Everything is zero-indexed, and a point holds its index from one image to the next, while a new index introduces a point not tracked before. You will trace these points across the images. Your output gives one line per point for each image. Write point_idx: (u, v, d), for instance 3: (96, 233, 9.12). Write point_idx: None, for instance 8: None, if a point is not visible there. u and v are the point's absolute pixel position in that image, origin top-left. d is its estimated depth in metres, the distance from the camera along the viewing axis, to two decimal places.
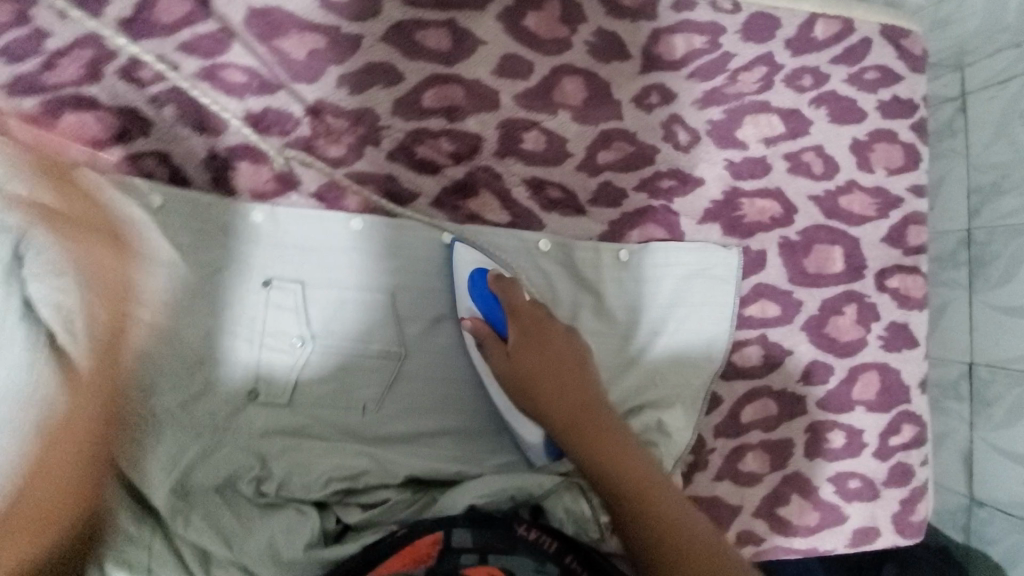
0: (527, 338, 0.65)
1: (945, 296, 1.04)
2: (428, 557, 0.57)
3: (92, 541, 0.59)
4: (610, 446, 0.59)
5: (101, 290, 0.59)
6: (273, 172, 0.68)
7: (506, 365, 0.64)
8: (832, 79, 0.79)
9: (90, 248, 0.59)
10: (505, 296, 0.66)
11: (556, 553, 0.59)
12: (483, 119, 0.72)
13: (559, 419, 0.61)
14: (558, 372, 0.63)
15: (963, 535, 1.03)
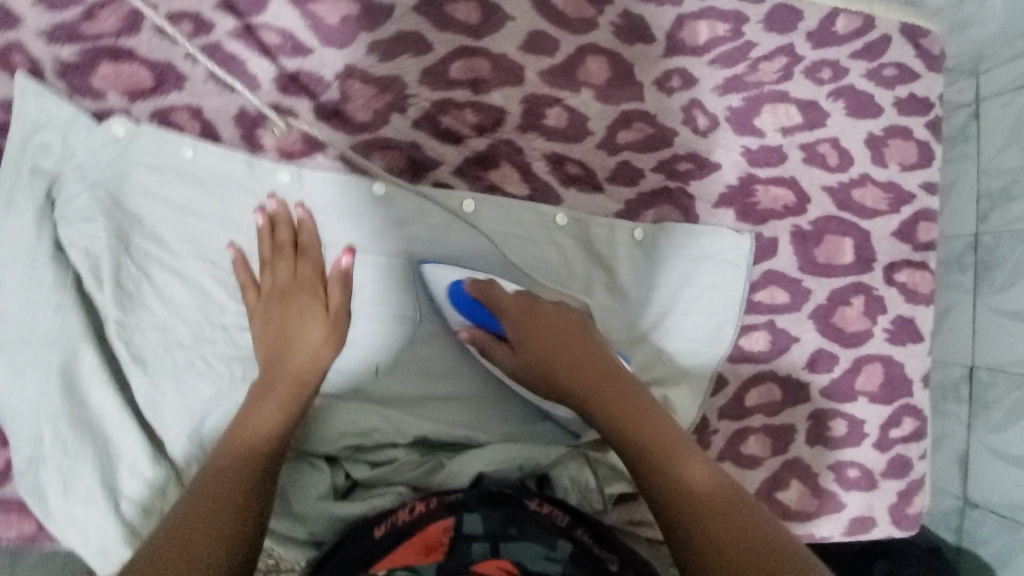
0: (538, 318, 0.65)
1: (951, 300, 1.05)
2: (441, 545, 0.54)
3: (108, 480, 0.61)
4: (635, 408, 0.57)
5: (323, 335, 0.63)
6: (300, 133, 0.69)
7: (518, 350, 0.65)
8: (851, 74, 0.81)
9: (247, 291, 0.65)
10: (487, 297, 0.67)
11: (567, 526, 0.59)
12: (508, 93, 0.73)
13: (581, 385, 0.60)
14: (573, 347, 0.63)
15: (954, 536, 1.03)
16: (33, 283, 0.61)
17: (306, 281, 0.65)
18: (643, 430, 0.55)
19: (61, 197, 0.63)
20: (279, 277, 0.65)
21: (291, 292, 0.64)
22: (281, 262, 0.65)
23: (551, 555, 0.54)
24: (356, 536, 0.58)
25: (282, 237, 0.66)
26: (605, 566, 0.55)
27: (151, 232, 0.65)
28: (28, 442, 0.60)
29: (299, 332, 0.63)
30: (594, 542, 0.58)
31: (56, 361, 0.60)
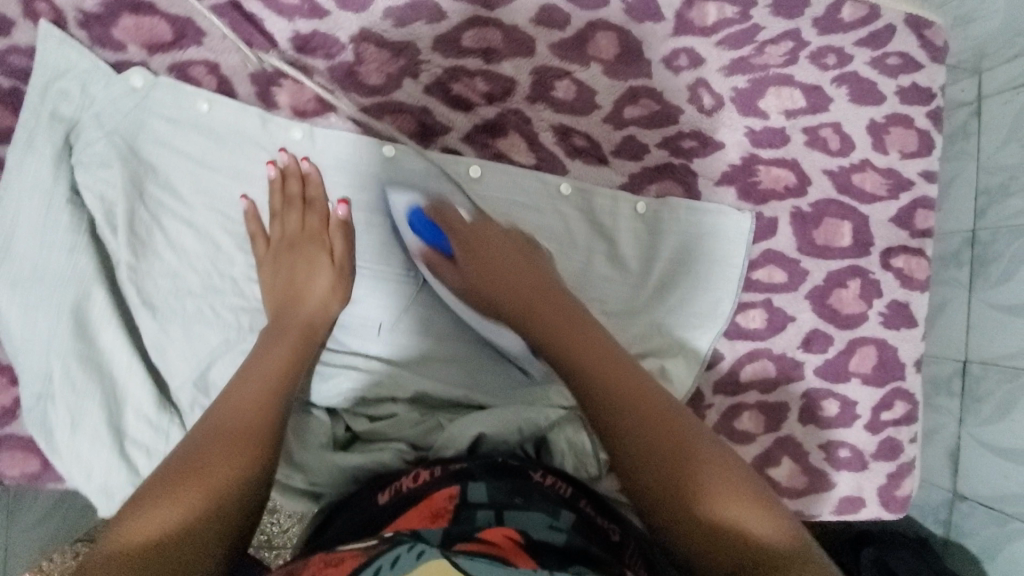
0: (491, 250, 0.67)
1: (945, 296, 1.02)
2: (446, 512, 0.53)
3: (113, 419, 0.62)
4: (618, 371, 0.54)
5: (331, 282, 0.66)
6: (314, 92, 0.71)
7: (467, 275, 0.67)
8: (855, 61, 0.82)
9: (257, 241, 0.67)
10: (441, 219, 0.68)
11: (571, 498, 0.58)
12: (518, 64, 0.75)
13: (558, 343, 0.58)
14: (527, 281, 0.64)
15: (942, 527, 1.03)
16: (48, 224, 0.63)
17: (314, 233, 0.67)
18: (622, 394, 0.52)
19: (79, 143, 0.65)
20: (289, 228, 0.67)
21: (299, 243, 0.67)
22: (291, 214, 0.67)
23: (555, 523, 0.52)
24: (360, 503, 0.58)
25: (292, 189, 0.68)
26: (608, 537, 0.54)
27: (165, 181, 0.67)
28: (38, 378, 0.61)
29: (307, 280, 0.65)
30: (597, 513, 0.58)
31: (67, 301, 0.62)
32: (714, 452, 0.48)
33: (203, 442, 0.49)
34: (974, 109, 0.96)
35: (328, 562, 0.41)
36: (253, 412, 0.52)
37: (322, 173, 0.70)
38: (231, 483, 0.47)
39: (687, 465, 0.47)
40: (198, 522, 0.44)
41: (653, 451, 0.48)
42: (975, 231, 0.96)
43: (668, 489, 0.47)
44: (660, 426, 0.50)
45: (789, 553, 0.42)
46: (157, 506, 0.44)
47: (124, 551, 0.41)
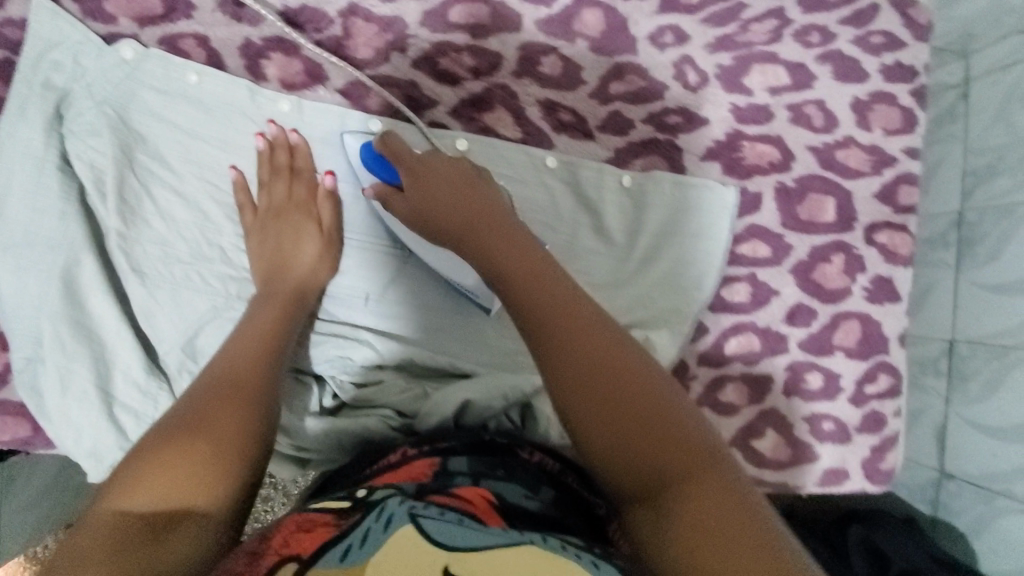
0: (434, 177, 0.64)
1: (931, 277, 0.93)
2: (427, 476, 0.53)
3: (102, 382, 0.63)
4: (556, 294, 0.51)
5: (317, 250, 0.68)
6: (303, 65, 0.72)
7: (410, 204, 0.65)
8: (838, 40, 0.82)
9: (245, 211, 0.68)
10: (388, 151, 0.67)
11: (556, 472, 0.57)
12: (505, 39, 0.75)
13: (499, 267, 0.55)
14: (469, 207, 0.61)
15: (929, 506, 0.95)
16: (40, 190, 0.64)
17: (302, 203, 0.69)
18: (556, 314, 0.49)
19: (70, 114, 0.67)
20: (276, 197, 0.68)
21: (287, 212, 0.68)
22: (277, 184, 0.69)
23: (534, 495, 0.52)
24: (345, 478, 0.57)
25: (280, 161, 0.69)
26: (592, 510, 0.54)
27: (154, 151, 0.68)
28: (29, 341, 0.63)
29: (295, 249, 0.67)
30: (584, 488, 0.57)
31: (58, 266, 0.63)
32: (646, 371, 0.45)
33: (204, 399, 0.50)
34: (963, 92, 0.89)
35: (299, 529, 0.40)
36: (247, 370, 0.54)
37: (310, 145, 0.71)
38: (243, 435, 0.48)
39: (612, 384, 0.44)
40: (220, 468, 0.45)
41: (579, 370, 0.45)
42: (961, 211, 0.89)
43: (592, 410, 0.44)
44: (592, 348, 0.46)
45: (699, 468, 0.40)
46: (171, 455, 0.44)
47: (150, 500, 0.41)
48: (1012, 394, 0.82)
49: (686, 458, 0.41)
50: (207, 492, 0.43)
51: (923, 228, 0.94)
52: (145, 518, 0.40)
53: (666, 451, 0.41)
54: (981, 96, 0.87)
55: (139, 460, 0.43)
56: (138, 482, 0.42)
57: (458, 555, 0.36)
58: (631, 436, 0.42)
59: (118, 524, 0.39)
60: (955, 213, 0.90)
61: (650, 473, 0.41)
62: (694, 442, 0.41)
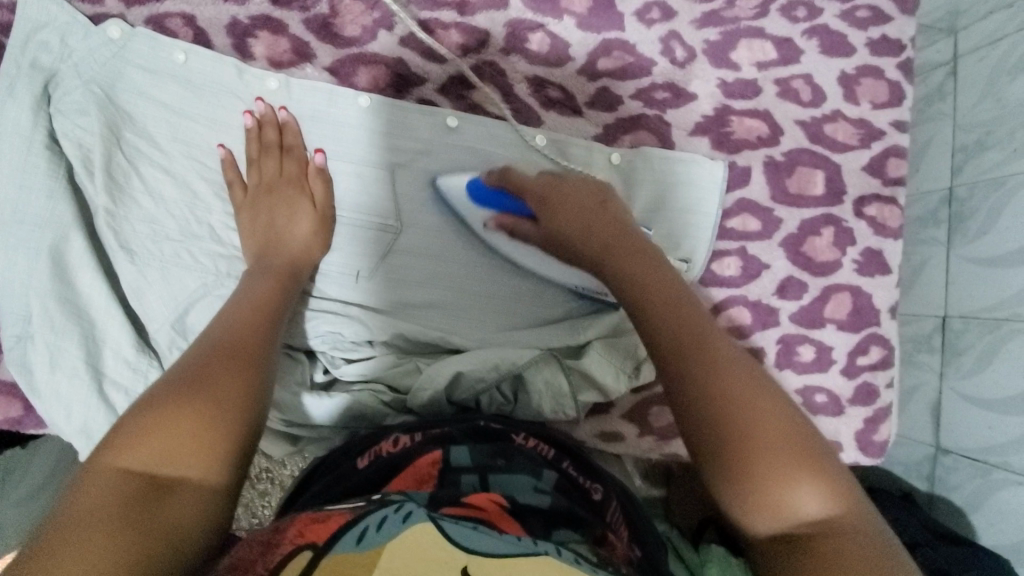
0: (564, 204, 0.65)
1: (922, 256, 0.93)
2: (431, 478, 0.53)
3: (92, 358, 0.65)
4: (706, 335, 0.49)
5: (311, 225, 0.68)
6: (290, 44, 0.73)
7: (541, 229, 0.66)
8: (825, 14, 0.83)
9: (234, 189, 0.69)
10: (508, 183, 0.69)
11: (553, 459, 0.57)
12: (492, 16, 0.76)
13: (642, 299, 0.53)
14: (605, 232, 0.61)
15: (926, 483, 0.93)
16: (29, 168, 0.65)
17: (293, 179, 0.69)
18: (700, 351, 0.47)
19: (58, 92, 0.67)
20: (267, 173, 0.69)
21: (278, 186, 0.68)
22: (268, 160, 0.69)
23: (538, 484, 0.53)
24: (337, 468, 0.56)
25: (269, 138, 0.70)
26: (589, 496, 0.54)
27: (141, 128, 0.69)
28: (18, 320, 0.64)
29: (288, 225, 0.67)
30: (579, 473, 0.57)
31: (48, 244, 0.64)
32: (794, 419, 0.44)
33: (204, 359, 0.49)
34: (950, 70, 0.89)
35: (314, 520, 0.37)
36: (247, 335, 0.53)
37: (298, 123, 0.72)
38: (245, 395, 0.47)
39: (756, 426, 0.43)
40: (215, 433, 0.44)
41: (716, 407, 0.44)
42: (952, 188, 0.88)
43: (724, 447, 0.43)
44: (719, 384, 0.45)
45: (844, 527, 0.39)
46: (169, 415, 0.43)
47: (151, 461, 0.41)
48: (1007, 363, 0.81)
49: (830, 513, 0.40)
50: (207, 458, 0.43)
51: (915, 206, 0.94)
52: (145, 480, 0.40)
53: (807, 496, 0.40)
54: (968, 73, 0.87)
55: (141, 416, 0.43)
56: (142, 439, 0.42)
57: (477, 559, 0.34)
58: (769, 475, 0.41)
59: (121, 483, 0.40)
60: (946, 189, 0.89)
61: (789, 522, 0.40)
62: (839, 497, 0.41)
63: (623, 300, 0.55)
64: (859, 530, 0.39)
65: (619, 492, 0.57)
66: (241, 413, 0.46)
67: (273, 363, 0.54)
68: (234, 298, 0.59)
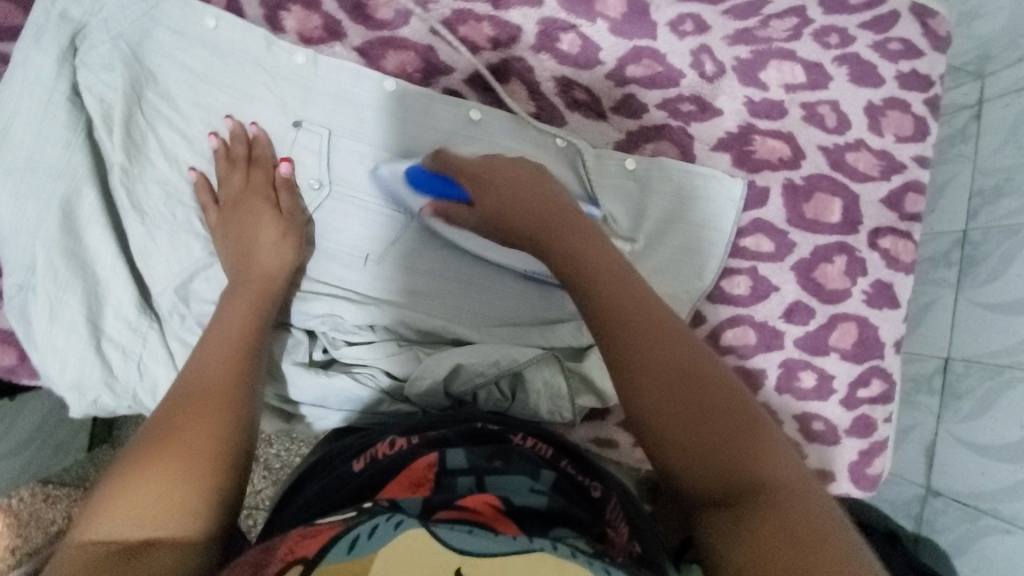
0: (503, 180, 0.65)
1: (931, 296, 0.92)
2: (427, 481, 0.51)
3: (93, 314, 0.65)
4: (645, 305, 0.50)
5: (279, 232, 0.66)
6: (321, 20, 0.73)
7: (478, 211, 0.66)
8: (857, 43, 0.83)
9: (209, 212, 0.68)
10: (444, 166, 0.68)
11: (551, 459, 0.57)
12: (526, 13, 0.76)
13: (580, 267, 0.54)
14: (542, 209, 0.62)
15: (913, 523, 0.92)
16: (47, 117, 0.64)
17: (259, 188, 0.68)
18: (644, 323, 0.49)
19: (85, 46, 0.67)
20: (232, 188, 0.67)
21: (246, 197, 0.67)
22: (234, 174, 0.68)
23: (536, 486, 0.51)
24: (335, 471, 0.56)
25: (237, 152, 0.68)
26: (589, 494, 0.54)
27: (163, 91, 0.69)
28: (20, 268, 0.63)
29: (254, 236, 0.65)
30: (578, 472, 0.56)
31: (59, 196, 0.64)
32: (735, 392, 0.46)
33: (172, 409, 0.49)
34: (975, 113, 0.88)
35: (305, 534, 0.36)
36: (218, 374, 0.53)
37: (269, 137, 0.71)
38: (212, 447, 0.47)
39: (697, 394, 0.45)
40: (184, 494, 0.44)
41: (664, 377, 0.46)
42: (966, 231, 0.87)
43: (684, 435, 0.44)
44: (673, 369, 0.46)
45: (791, 488, 0.41)
46: (135, 479, 0.44)
47: (122, 525, 0.41)
48: (1006, 412, 0.79)
49: (778, 475, 0.42)
50: (178, 519, 0.43)
51: (928, 246, 0.93)
52: (116, 545, 0.40)
53: (755, 463, 0.42)
54: (993, 117, 0.86)
55: (106, 486, 0.43)
56: (109, 509, 0.42)
57: (471, 559, 0.33)
58: (709, 438, 0.44)
59: (91, 550, 0.40)
60: (960, 231, 0.88)
61: (737, 486, 0.42)
62: (774, 452, 0.43)
63: (562, 270, 0.56)
64: (802, 491, 0.41)
65: (621, 493, 0.57)
66: (212, 471, 0.46)
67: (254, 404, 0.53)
68: (211, 328, 0.58)
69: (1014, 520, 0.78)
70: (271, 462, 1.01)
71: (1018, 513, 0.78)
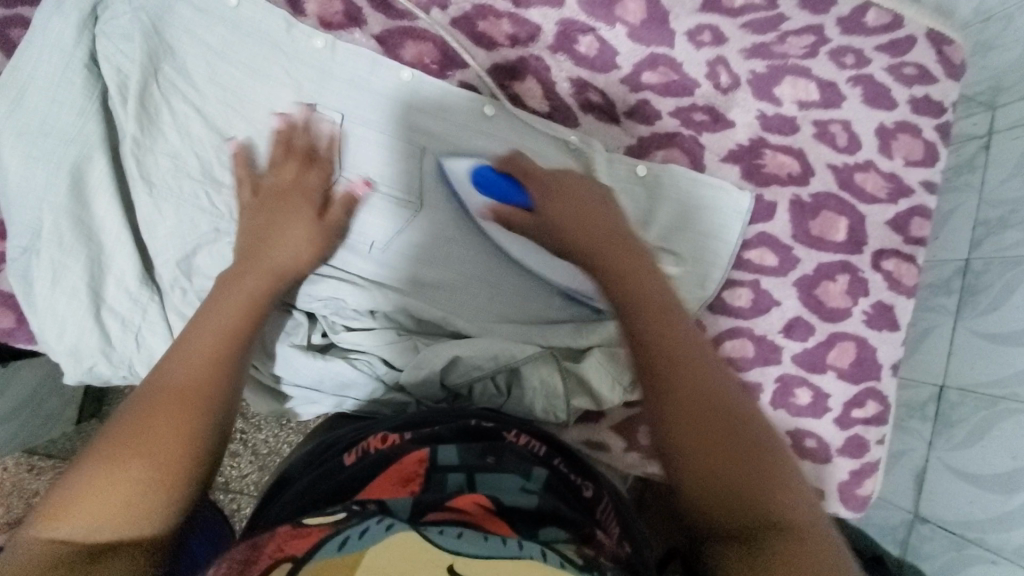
0: (567, 197, 0.66)
1: (931, 322, 0.92)
2: (417, 477, 0.51)
3: (94, 282, 0.65)
4: (694, 348, 0.51)
5: (308, 232, 0.65)
6: (343, 6, 0.74)
7: (540, 217, 0.66)
8: (872, 65, 0.83)
9: (243, 187, 0.67)
10: (514, 170, 0.70)
11: (544, 457, 0.56)
12: (546, 13, 0.76)
13: (633, 294, 0.56)
14: (600, 230, 0.63)
15: (898, 549, 0.92)
16: (64, 84, 0.65)
17: (308, 187, 0.67)
18: (689, 361, 0.50)
19: (105, 15, 0.67)
20: (284, 179, 0.67)
21: (288, 191, 0.66)
22: (290, 165, 0.68)
23: (526, 485, 0.51)
24: (326, 463, 0.56)
25: (298, 146, 0.69)
26: (580, 493, 0.54)
27: (181, 65, 0.69)
28: (26, 230, 0.63)
29: (284, 230, 0.64)
30: (571, 471, 0.56)
31: (69, 162, 0.64)
32: (765, 440, 0.47)
33: (145, 402, 0.49)
34: (984, 144, 0.88)
35: (294, 534, 0.36)
36: (200, 366, 0.52)
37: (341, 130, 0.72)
38: (180, 448, 0.47)
39: (729, 428, 0.47)
40: (144, 499, 0.45)
41: (701, 406, 0.48)
42: (969, 260, 0.87)
43: (708, 463, 0.45)
44: (708, 402, 0.48)
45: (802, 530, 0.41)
46: (102, 473, 0.44)
47: (85, 524, 0.43)
48: (997, 442, 0.79)
49: (793, 517, 0.42)
50: (133, 526, 0.44)
51: (930, 273, 0.93)
52: (77, 546, 0.42)
53: (773, 503, 0.43)
54: (1000, 149, 0.85)
55: (74, 477, 0.44)
56: (68, 508, 0.43)
57: (464, 559, 0.33)
58: (741, 493, 0.44)
59: (53, 549, 0.41)
60: (962, 260, 0.88)
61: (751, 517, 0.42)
62: (798, 504, 0.43)
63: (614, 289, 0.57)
64: (818, 536, 0.41)
65: (613, 494, 0.56)
66: (181, 468, 0.46)
67: (229, 395, 0.52)
68: (201, 311, 0.57)
69: (1000, 550, 0.77)
70: (258, 447, 1.00)
71: (1004, 544, 0.77)
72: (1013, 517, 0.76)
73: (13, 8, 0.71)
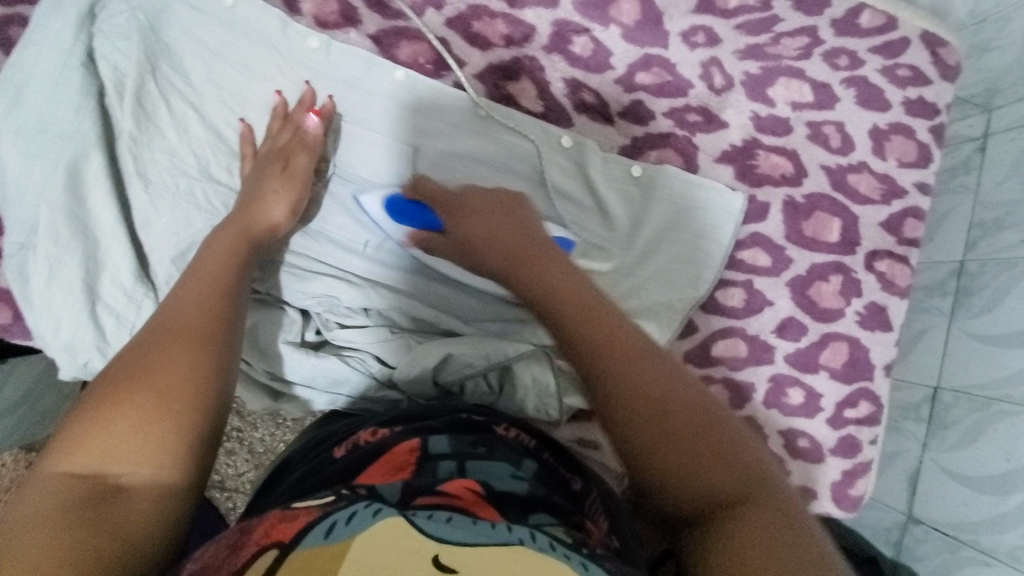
0: (483, 219, 0.65)
1: (924, 323, 0.92)
2: (409, 465, 0.50)
3: (89, 278, 0.65)
4: (615, 345, 0.49)
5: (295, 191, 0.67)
6: (338, 6, 0.75)
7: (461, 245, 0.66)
8: (866, 66, 0.83)
9: (246, 163, 0.69)
10: (422, 195, 0.71)
11: (534, 449, 0.57)
12: (540, 13, 0.77)
13: (554, 306, 0.53)
14: (517, 247, 0.61)
15: (892, 550, 0.92)
16: (61, 81, 0.66)
17: (299, 153, 0.68)
18: (613, 365, 0.47)
19: (102, 14, 0.68)
20: (278, 144, 0.69)
21: (279, 161, 0.68)
22: (286, 136, 0.69)
23: (517, 473, 0.51)
24: (316, 458, 0.56)
25: (297, 116, 0.70)
26: (570, 486, 0.54)
27: (178, 64, 0.70)
28: (22, 228, 0.65)
29: (271, 203, 0.65)
30: (560, 465, 0.56)
31: (66, 159, 0.65)
32: (714, 420, 0.45)
33: (146, 345, 0.47)
34: (980, 145, 0.88)
35: (283, 517, 0.36)
36: (200, 313, 0.51)
37: (337, 108, 0.73)
38: (189, 384, 0.46)
39: (669, 414, 0.44)
40: (158, 432, 0.43)
41: (636, 404, 0.45)
42: (963, 262, 0.87)
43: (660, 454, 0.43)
44: (641, 394, 0.45)
45: (755, 503, 0.40)
46: (110, 412, 0.42)
47: (95, 462, 0.40)
48: (991, 443, 0.79)
49: (744, 491, 0.41)
50: (152, 460, 0.42)
51: (923, 274, 0.93)
52: (90, 482, 0.39)
53: (723, 480, 0.41)
54: (997, 151, 0.85)
55: (82, 417, 0.42)
56: (77, 447, 0.41)
57: (448, 547, 0.32)
58: (697, 460, 0.42)
59: (62, 487, 0.39)
60: (958, 262, 0.88)
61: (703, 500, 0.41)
62: (753, 480, 0.41)
63: (539, 307, 0.55)
64: (772, 505, 0.40)
65: (600, 487, 0.57)
66: (191, 411, 0.45)
67: (231, 336, 0.51)
68: (195, 266, 0.56)
69: (993, 552, 0.77)
70: (255, 445, 1.01)
71: (997, 545, 0.77)
72: (1006, 519, 0.76)
73: (13, 7, 0.71)
